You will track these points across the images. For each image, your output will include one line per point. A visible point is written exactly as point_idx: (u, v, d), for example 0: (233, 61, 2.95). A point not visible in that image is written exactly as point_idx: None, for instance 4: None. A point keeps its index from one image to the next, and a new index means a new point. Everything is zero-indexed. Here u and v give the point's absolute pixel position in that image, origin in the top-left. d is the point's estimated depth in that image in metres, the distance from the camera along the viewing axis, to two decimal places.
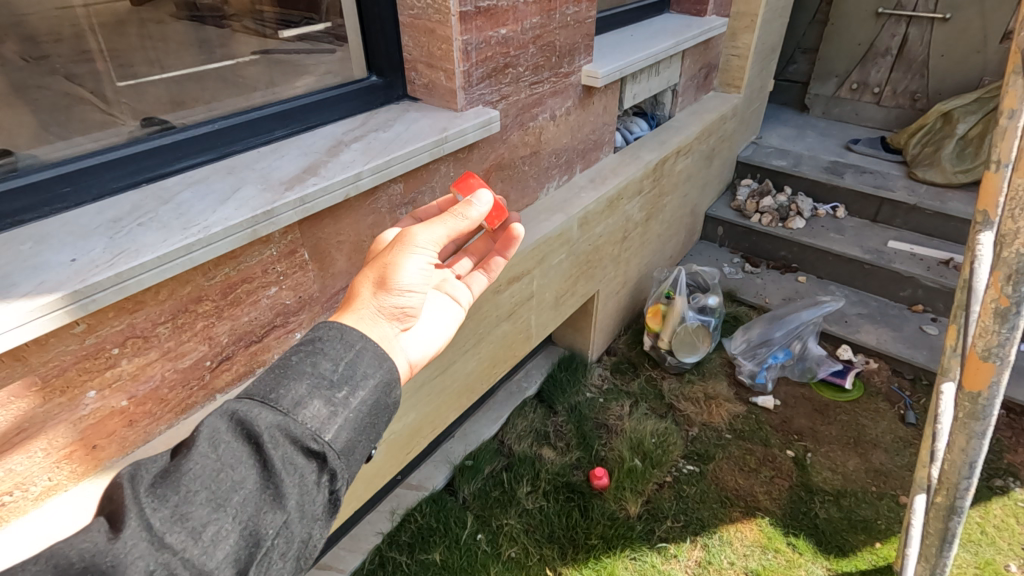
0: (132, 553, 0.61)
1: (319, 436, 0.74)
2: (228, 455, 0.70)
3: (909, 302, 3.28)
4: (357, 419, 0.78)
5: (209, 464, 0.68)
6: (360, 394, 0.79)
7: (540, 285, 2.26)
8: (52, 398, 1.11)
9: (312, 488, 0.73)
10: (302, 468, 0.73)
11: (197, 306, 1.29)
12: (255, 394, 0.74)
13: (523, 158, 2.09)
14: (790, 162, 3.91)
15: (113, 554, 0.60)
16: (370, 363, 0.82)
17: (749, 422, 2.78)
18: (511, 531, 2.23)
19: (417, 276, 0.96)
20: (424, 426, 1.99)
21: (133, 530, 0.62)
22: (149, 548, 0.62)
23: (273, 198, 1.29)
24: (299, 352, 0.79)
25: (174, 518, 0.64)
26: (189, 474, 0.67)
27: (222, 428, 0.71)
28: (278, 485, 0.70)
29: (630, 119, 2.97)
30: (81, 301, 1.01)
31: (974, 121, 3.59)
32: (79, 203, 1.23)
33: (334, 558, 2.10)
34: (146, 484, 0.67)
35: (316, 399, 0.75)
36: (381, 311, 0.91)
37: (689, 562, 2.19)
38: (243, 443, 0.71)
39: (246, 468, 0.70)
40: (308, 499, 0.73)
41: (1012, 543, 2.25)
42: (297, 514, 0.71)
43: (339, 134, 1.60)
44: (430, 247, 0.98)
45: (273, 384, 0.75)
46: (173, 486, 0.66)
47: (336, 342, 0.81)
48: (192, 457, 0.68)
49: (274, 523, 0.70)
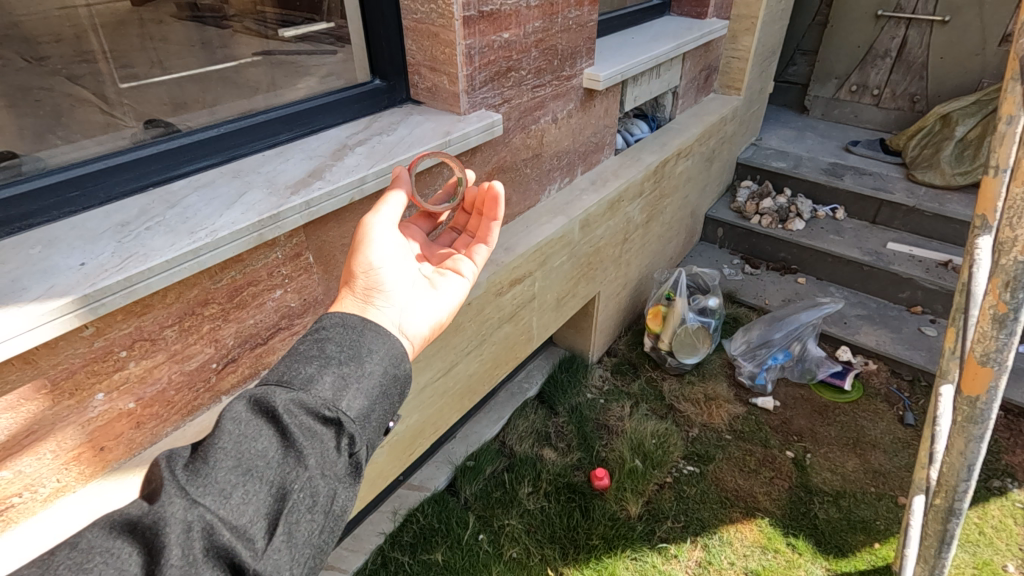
0: (167, 515, 0.63)
1: (333, 403, 0.75)
2: (249, 427, 0.72)
3: (908, 303, 3.29)
4: (369, 386, 0.79)
5: (231, 437, 0.70)
6: (369, 364, 0.81)
7: (541, 287, 2.28)
8: (61, 400, 1.12)
9: (333, 451, 0.74)
10: (321, 434, 0.74)
11: (203, 309, 1.30)
12: (272, 376, 0.77)
13: (524, 161, 2.10)
14: (789, 163, 3.92)
15: (152, 517, 0.63)
16: (375, 338, 0.84)
17: (749, 423, 2.80)
18: (512, 532, 2.24)
19: (379, 247, 1.00)
20: (426, 428, 2.00)
21: (168, 494, 0.65)
22: (184, 510, 0.64)
23: (279, 202, 1.30)
24: (307, 338, 0.82)
25: (204, 485, 0.66)
26: (214, 447, 0.69)
27: (243, 407, 0.74)
28: (299, 449, 0.71)
29: (631, 121, 2.99)
30: (91, 305, 1.03)
31: (973, 123, 3.61)
32: (88, 207, 1.24)
33: (336, 558, 2.11)
34: (179, 462, 0.70)
35: (326, 373, 0.77)
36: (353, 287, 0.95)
37: (689, 562, 2.20)
38: (262, 418, 0.73)
39: (268, 437, 0.72)
40: (329, 460, 0.73)
41: (1010, 543, 2.27)
42: (321, 473, 0.72)
43: (343, 138, 1.61)
44: (385, 220, 1.03)
45: (284, 367, 0.78)
46: (200, 460, 0.69)
47: (337, 326, 0.84)
48: (216, 432, 0.71)
49: (300, 481, 0.70)
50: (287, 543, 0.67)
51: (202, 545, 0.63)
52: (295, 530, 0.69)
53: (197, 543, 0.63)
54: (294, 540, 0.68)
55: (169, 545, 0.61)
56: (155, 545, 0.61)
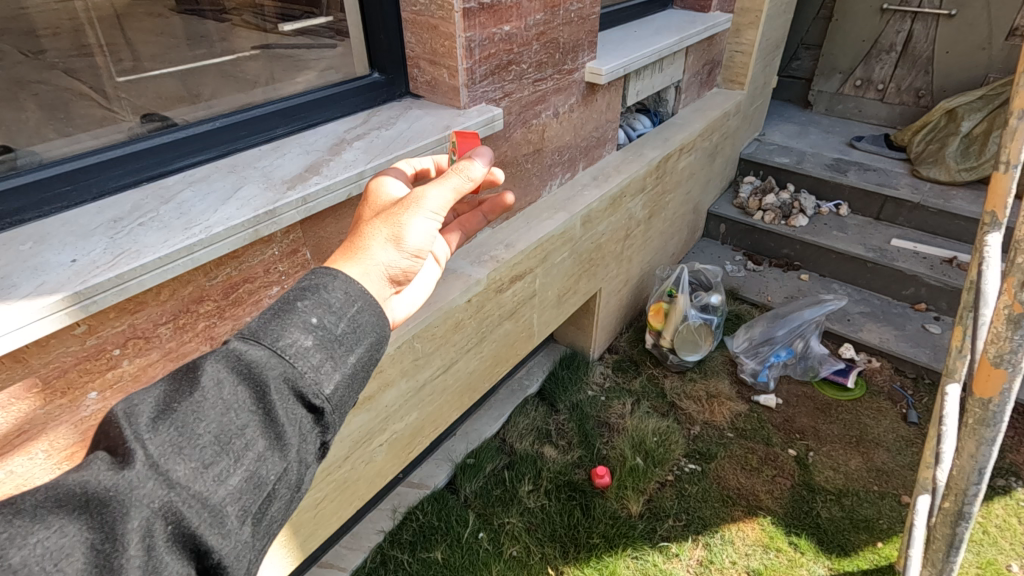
0: (134, 491, 0.60)
1: (321, 390, 0.73)
2: (231, 400, 0.68)
3: (912, 300, 3.26)
4: (353, 373, 0.78)
5: (211, 409, 0.67)
6: (358, 351, 0.78)
7: (542, 284, 2.25)
8: (54, 399, 1.10)
9: (310, 438, 0.73)
10: (301, 418, 0.73)
11: (198, 306, 1.28)
12: (259, 340, 0.72)
13: (525, 156, 2.08)
14: (793, 159, 3.89)
15: (117, 490, 0.59)
16: (368, 321, 0.80)
17: (751, 420, 2.78)
18: (512, 530, 2.23)
19: (420, 237, 0.94)
20: (425, 426, 1.98)
21: (137, 468, 0.61)
22: (155, 484, 0.61)
23: (275, 197, 1.28)
24: (302, 298, 0.76)
25: (177, 458, 0.63)
26: (191, 416, 0.66)
27: (226, 373, 0.70)
28: (279, 433, 0.70)
29: (632, 116, 2.96)
30: (83, 303, 1.00)
31: (979, 118, 3.55)
32: (80, 202, 1.22)
33: (336, 556, 2.10)
34: (145, 422, 0.65)
35: (318, 351, 0.74)
36: (384, 273, 0.88)
37: (691, 561, 2.19)
38: (245, 390, 0.70)
39: (248, 415, 0.69)
40: (304, 447, 0.73)
41: (1014, 543, 2.25)
42: (296, 462, 0.72)
43: (341, 132, 1.58)
44: (437, 212, 0.97)
45: (276, 331, 0.72)
46: (174, 426, 0.65)
47: (339, 293, 0.79)
48: (196, 400, 0.67)
49: (275, 468, 0.69)
50: (255, 527, 0.68)
51: (166, 529, 0.61)
52: (262, 514, 0.69)
53: (161, 528, 0.61)
54: (261, 523, 0.69)
55: (130, 531, 0.59)
56: (115, 526, 0.59)
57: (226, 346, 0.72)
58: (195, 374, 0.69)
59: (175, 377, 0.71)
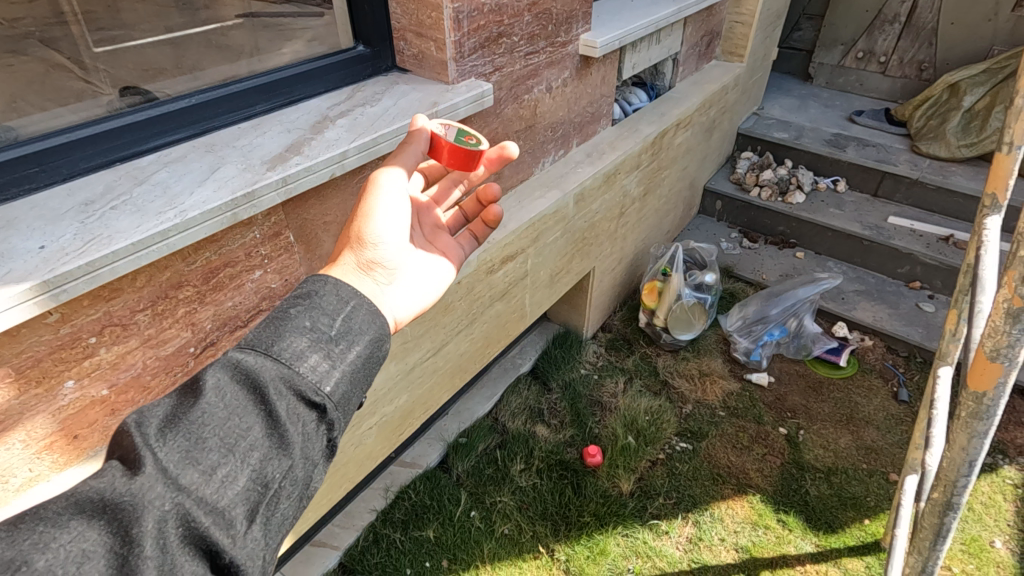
0: (145, 494, 0.58)
1: (321, 388, 0.71)
2: (233, 404, 0.67)
3: (907, 278, 3.25)
4: (353, 370, 0.75)
5: (213, 413, 0.65)
6: (357, 348, 0.76)
7: (535, 263, 2.22)
8: (29, 389, 1.07)
9: (315, 437, 0.71)
10: (304, 418, 0.70)
11: (177, 292, 1.24)
12: (256, 347, 0.71)
13: (517, 132, 2.02)
14: (792, 133, 3.81)
15: (130, 494, 0.58)
16: (364, 319, 0.79)
17: (743, 399, 2.78)
18: (504, 509, 2.25)
19: (386, 223, 0.98)
20: (417, 407, 1.96)
21: (146, 473, 0.59)
22: (163, 487, 0.59)
23: (254, 178, 1.23)
24: (296, 305, 0.76)
25: (183, 463, 0.62)
26: (196, 421, 0.64)
27: (226, 379, 0.68)
28: (283, 434, 0.67)
29: (628, 90, 2.88)
30: (52, 291, 0.97)
31: (982, 92, 3.48)
32: (50, 183, 1.17)
33: (329, 535, 2.14)
34: (154, 431, 0.64)
35: (314, 352, 0.72)
36: (360, 267, 0.93)
37: (680, 539, 2.22)
38: (246, 394, 0.68)
39: (251, 416, 0.67)
40: (310, 445, 0.70)
41: (998, 519, 2.29)
42: (302, 460, 0.69)
43: (325, 109, 1.52)
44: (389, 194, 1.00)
45: (273, 337, 0.72)
46: (179, 432, 0.63)
47: (331, 296, 0.78)
48: (199, 406, 0.65)
49: (279, 468, 0.67)
50: (264, 529, 0.65)
51: (179, 531, 0.59)
52: (271, 514, 0.66)
53: (173, 531, 0.59)
54: (271, 524, 0.66)
55: (144, 533, 0.57)
56: (129, 529, 0.57)
57: (226, 355, 0.71)
58: (197, 383, 0.68)
59: (177, 390, 0.70)
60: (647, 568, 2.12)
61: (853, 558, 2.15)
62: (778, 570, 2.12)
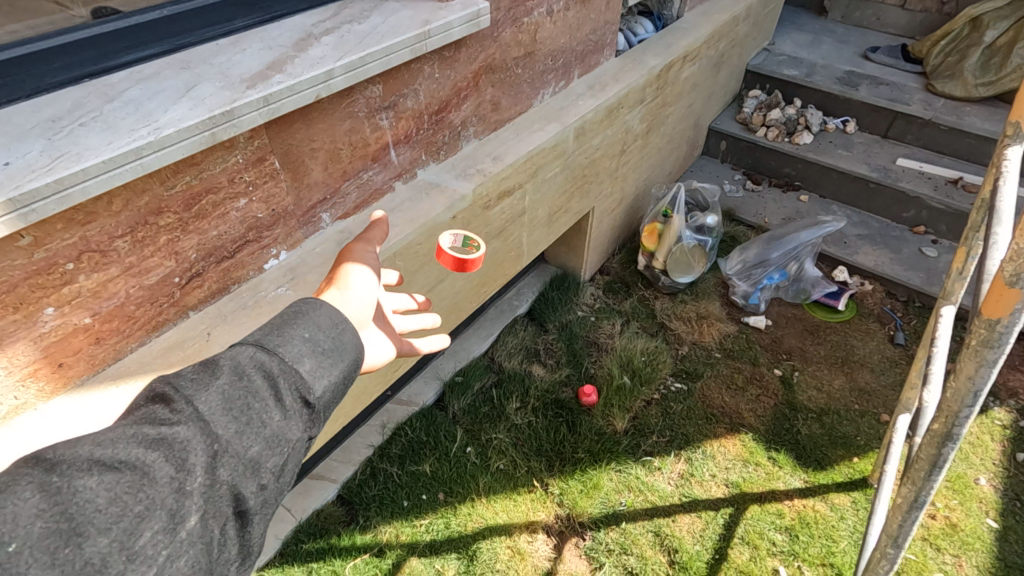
0: (181, 446, 0.62)
1: (318, 382, 0.74)
2: (247, 381, 0.69)
3: (912, 223, 3.19)
4: (344, 376, 0.78)
5: (230, 387, 0.68)
6: (345, 361, 0.78)
7: (533, 200, 2.14)
8: (7, 315, 1.03)
9: (314, 421, 0.74)
10: (302, 408, 0.73)
11: (157, 219, 1.18)
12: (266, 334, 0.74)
13: (515, 59, 1.91)
14: (803, 70, 3.65)
15: (174, 439, 0.62)
16: (352, 337, 0.80)
17: (740, 341, 2.78)
18: (499, 445, 2.28)
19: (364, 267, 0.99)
20: (412, 344, 1.93)
21: (187, 422, 0.64)
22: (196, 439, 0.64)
23: (233, 96, 1.15)
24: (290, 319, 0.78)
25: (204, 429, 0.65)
26: (214, 391, 0.67)
27: (242, 357, 0.71)
28: (292, 413, 0.71)
29: (634, 19, 2.72)
30: (20, 210, 0.91)
31: (1005, 27, 3.30)
32: (12, 100, 1.07)
33: (326, 469, 2.18)
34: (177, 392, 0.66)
35: (308, 357, 0.74)
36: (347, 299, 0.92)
37: (671, 475, 2.26)
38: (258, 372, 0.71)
39: (266, 390, 0.70)
40: (309, 429, 0.73)
41: (984, 459, 2.33)
42: (303, 441, 0.72)
43: (308, 26, 1.41)
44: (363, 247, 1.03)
45: (280, 333, 0.74)
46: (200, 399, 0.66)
47: (326, 314, 0.80)
48: (218, 377, 0.68)
49: (286, 444, 0.70)
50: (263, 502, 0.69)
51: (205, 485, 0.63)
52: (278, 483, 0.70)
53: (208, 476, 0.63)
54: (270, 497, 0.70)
55: (192, 465, 0.62)
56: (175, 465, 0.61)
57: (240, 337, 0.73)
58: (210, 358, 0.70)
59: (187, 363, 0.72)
60: (639, 501, 2.17)
61: (840, 493, 2.20)
62: (767, 503, 2.17)
